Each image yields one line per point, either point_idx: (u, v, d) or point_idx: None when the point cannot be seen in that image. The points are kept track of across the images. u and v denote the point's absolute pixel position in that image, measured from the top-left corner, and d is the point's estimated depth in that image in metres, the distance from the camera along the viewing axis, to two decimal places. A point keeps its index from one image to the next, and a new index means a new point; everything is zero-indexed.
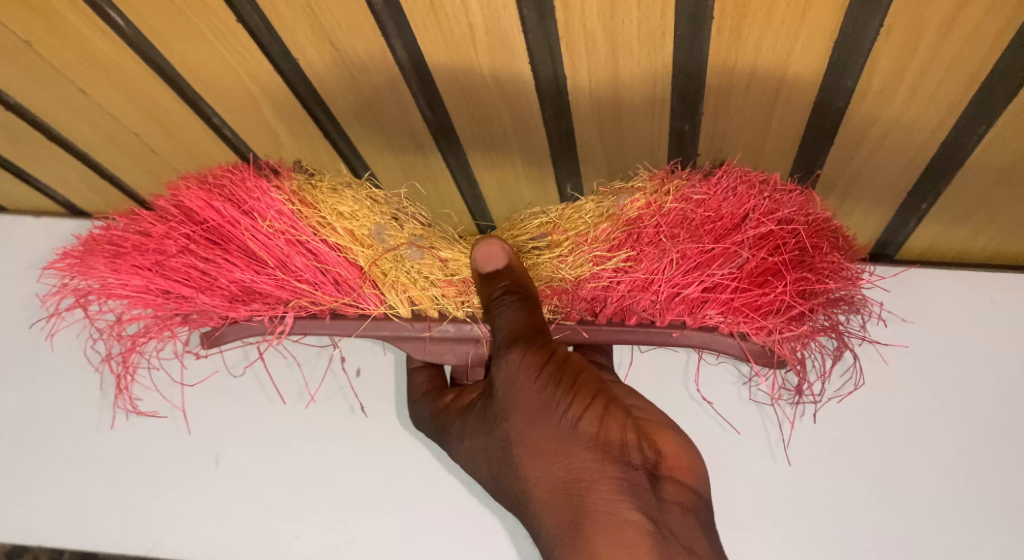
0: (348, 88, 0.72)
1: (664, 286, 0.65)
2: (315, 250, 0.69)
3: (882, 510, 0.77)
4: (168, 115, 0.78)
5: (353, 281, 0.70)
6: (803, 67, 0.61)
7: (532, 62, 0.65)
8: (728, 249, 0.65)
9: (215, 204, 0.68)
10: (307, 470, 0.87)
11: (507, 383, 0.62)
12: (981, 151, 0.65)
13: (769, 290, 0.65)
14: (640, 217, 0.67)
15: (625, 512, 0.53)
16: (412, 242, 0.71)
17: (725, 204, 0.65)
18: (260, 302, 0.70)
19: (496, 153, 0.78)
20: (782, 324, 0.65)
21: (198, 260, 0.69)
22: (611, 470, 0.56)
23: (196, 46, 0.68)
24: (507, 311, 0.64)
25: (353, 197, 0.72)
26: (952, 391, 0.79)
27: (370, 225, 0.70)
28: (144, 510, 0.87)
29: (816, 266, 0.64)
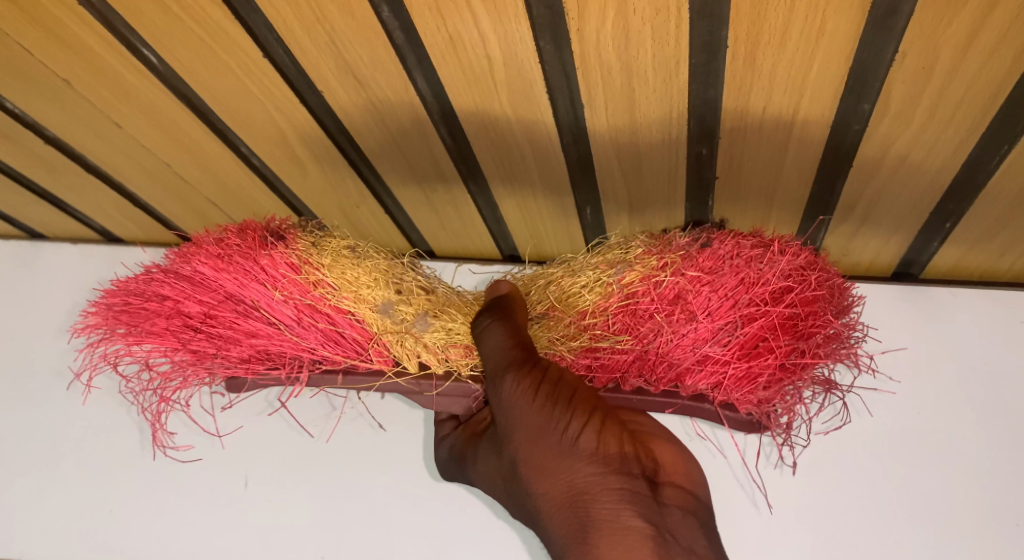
0: (371, 118, 0.76)
1: (657, 360, 0.74)
2: (327, 318, 0.79)
3: (906, 518, 0.84)
4: (197, 144, 0.85)
5: (364, 345, 0.79)
6: (819, 94, 0.62)
7: (551, 92, 0.68)
8: (714, 325, 0.72)
9: (227, 271, 0.78)
10: (375, 480, 0.98)
11: (509, 405, 0.68)
12: (1005, 170, 0.67)
13: (756, 362, 0.72)
14: (633, 293, 0.76)
15: (626, 518, 0.57)
16: (420, 313, 0.80)
17: (716, 277, 0.74)
18: (276, 362, 0.81)
19: (515, 176, 0.82)
20: (767, 394, 0.73)
21: (218, 324, 0.79)
22: (612, 480, 0.60)
23: (226, 82, 0.73)
24: (493, 331, 0.74)
25: (358, 269, 0.81)
26: (978, 408, 0.86)
27: (378, 299, 0.79)
28: (233, 519, 0.99)
29: (802, 328, 0.71)
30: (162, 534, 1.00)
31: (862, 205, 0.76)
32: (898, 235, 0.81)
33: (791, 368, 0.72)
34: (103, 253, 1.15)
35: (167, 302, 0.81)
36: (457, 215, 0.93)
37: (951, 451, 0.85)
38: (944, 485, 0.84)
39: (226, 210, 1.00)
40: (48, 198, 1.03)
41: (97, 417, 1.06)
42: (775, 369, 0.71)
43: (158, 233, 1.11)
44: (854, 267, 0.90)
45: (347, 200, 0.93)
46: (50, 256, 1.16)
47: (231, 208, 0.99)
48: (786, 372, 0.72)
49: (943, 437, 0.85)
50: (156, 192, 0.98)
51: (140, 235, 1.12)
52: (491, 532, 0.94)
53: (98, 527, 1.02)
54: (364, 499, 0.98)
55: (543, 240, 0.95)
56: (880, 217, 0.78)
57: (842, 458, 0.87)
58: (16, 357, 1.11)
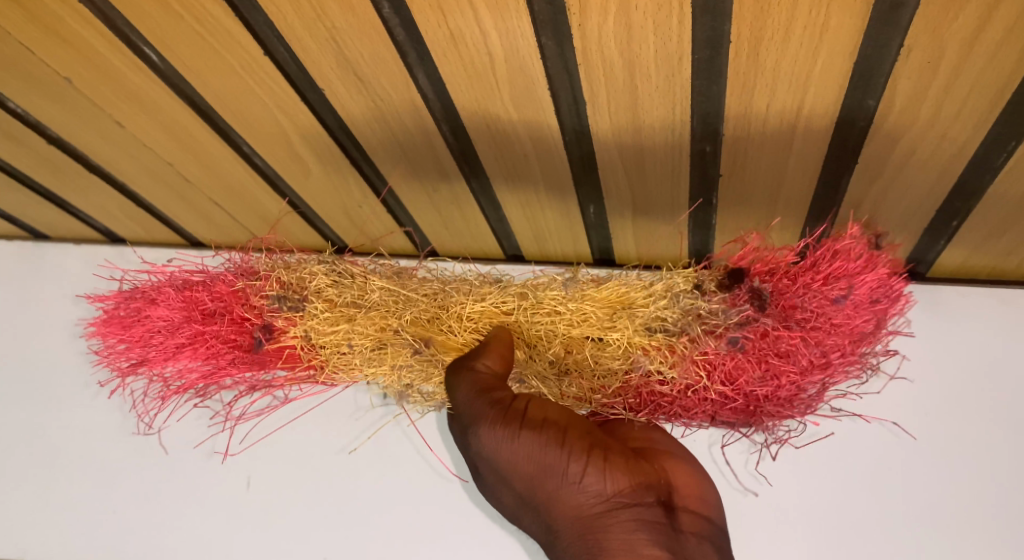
0: (373, 116, 0.76)
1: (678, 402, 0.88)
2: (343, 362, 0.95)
3: (914, 521, 0.83)
4: (200, 144, 0.85)
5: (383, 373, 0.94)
6: (824, 89, 0.61)
7: (553, 89, 0.68)
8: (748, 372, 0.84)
9: (247, 343, 0.97)
10: (379, 480, 0.98)
11: (500, 454, 0.67)
12: (1013, 166, 0.66)
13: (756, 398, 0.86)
14: (671, 347, 0.85)
15: (645, 548, 0.60)
16: (433, 358, 0.90)
17: (720, 345, 0.83)
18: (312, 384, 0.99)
19: (517, 176, 0.82)
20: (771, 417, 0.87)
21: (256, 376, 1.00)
22: (625, 512, 0.62)
23: (227, 80, 0.73)
24: (466, 391, 0.73)
25: (365, 337, 0.92)
26: (986, 409, 0.85)
27: (396, 362, 0.92)
28: (236, 519, 0.99)
29: (800, 368, 0.83)
30: (164, 535, 1.00)
31: (868, 202, 0.76)
32: (905, 233, 0.80)
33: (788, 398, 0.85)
34: (107, 254, 1.15)
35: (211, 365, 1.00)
36: (459, 215, 0.92)
37: (959, 451, 0.84)
38: (951, 488, 0.83)
39: (228, 210, 1.00)
40: (53, 199, 1.03)
41: (101, 417, 1.06)
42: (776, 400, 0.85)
43: (161, 234, 1.11)
44: None
45: (350, 200, 0.93)
46: (53, 256, 1.16)
47: (233, 208, 0.99)
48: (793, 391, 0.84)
49: (950, 437, 0.85)
50: (160, 193, 0.98)
51: (143, 235, 1.12)
52: (494, 533, 0.93)
53: (101, 528, 1.02)
54: (367, 500, 0.97)
55: (546, 239, 0.95)
56: (885, 216, 0.77)
57: (847, 460, 0.87)
58: (21, 357, 1.12)
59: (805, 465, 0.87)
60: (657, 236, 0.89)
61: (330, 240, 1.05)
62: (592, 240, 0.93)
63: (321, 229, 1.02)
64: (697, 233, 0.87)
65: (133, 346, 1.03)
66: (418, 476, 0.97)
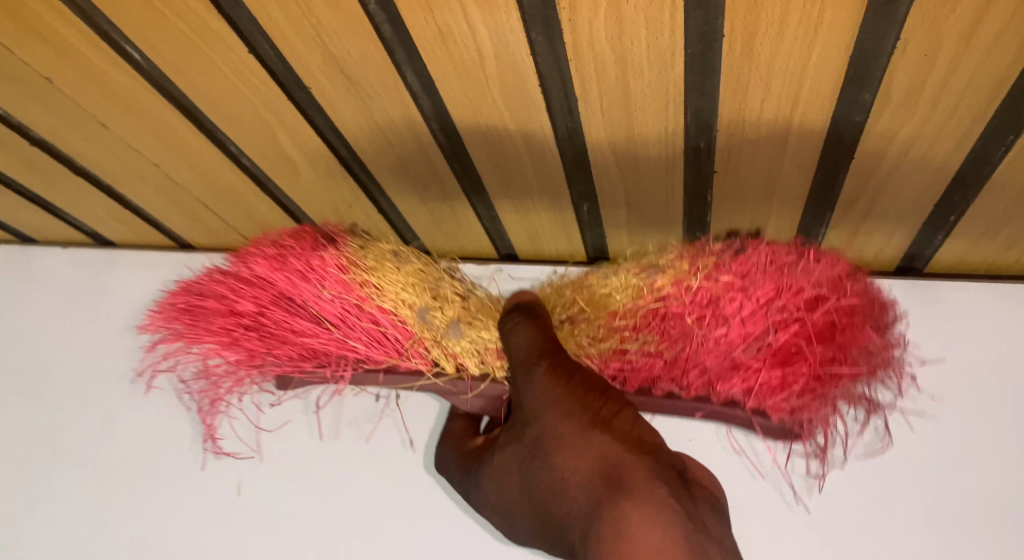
0: (362, 115, 0.75)
1: (691, 368, 0.74)
2: (371, 315, 0.78)
3: (914, 522, 0.82)
4: (187, 144, 0.84)
5: (402, 342, 0.78)
6: (819, 84, 0.60)
7: (544, 85, 0.66)
8: (742, 337, 0.72)
9: (280, 273, 0.79)
10: (374, 484, 0.97)
11: (537, 393, 0.66)
12: (1010, 160, 0.65)
13: (790, 375, 0.71)
14: (663, 296, 0.76)
15: (661, 492, 0.53)
16: (453, 321, 0.78)
17: (758, 286, 0.73)
18: (322, 362, 0.80)
19: (510, 174, 0.81)
20: (800, 403, 0.71)
21: (271, 317, 0.79)
22: (644, 458, 0.57)
23: (213, 80, 0.72)
24: (519, 333, 0.72)
25: (403, 279, 0.79)
26: (984, 406, 0.84)
27: (414, 305, 0.78)
28: (228, 527, 0.98)
29: (841, 345, 0.70)
30: (156, 543, 0.99)
31: (864, 198, 0.75)
32: (902, 229, 0.79)
33: (824, 381, 0.70)
34: (95, 257, 1.13)
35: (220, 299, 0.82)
36: (452, 214, 0.91)
37: (958, 448, 0.83)
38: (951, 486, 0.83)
39: (217, 212, 0.98)
40: (39, 202, 1.02)
41: (91, 422, 1.05)
42: (809, 379, 0.70)
43: (149, 236, 1.09)
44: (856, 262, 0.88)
45: (340, 200, 0.91)
46: (41, 259, 1.15)
47: (222, 209, 0.98)
48: (829, 382, 0.70)
49: (948, 434, 0.84)
50: (148, 195, 0.96)
51: (132, 238, 1.11)
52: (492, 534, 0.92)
53: (92, 537, 1.00)
54: (361, 505, 0.96)
55: (540, 237, 0.94)
56: (881, 212, 0.77)
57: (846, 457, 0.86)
58: (8, 363, 1.10)
59: (816, 474, 0.85)
60: (652, 235, 0.89)
61: None
62: (587, 238, 0.93)
63: None
64: (692, 231, 0.87)
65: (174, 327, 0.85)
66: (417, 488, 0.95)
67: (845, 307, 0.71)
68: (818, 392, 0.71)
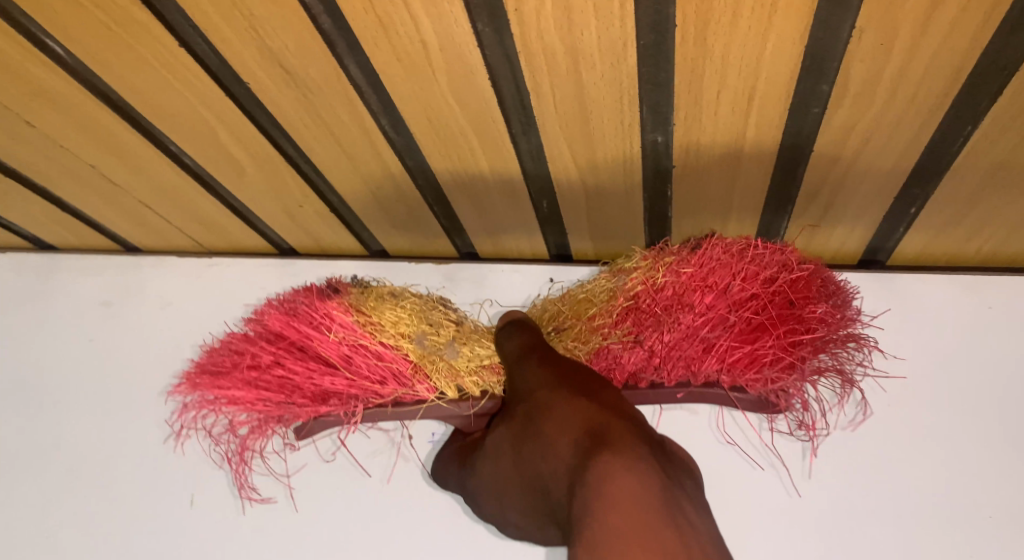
0: (305, 111, 0.70)
1: (670, 357, 0.75)
2: (376, 352, 0.80)
3: (877, 516, 0.82)
4: (123, 144, 0.79)
5: (407, 373, 0.80)
6: (775, 75, 0.58)
7: (493, 78, 0.63)
8: (714, 319, 0.74)
9: (291, 321, 0.80)
10: (332, 495, 0.92)
11: (535, 384, 0.68)
12: (970, 149, 0.63)
13: (759, 344, 0.73)
14: (634, 295, 0.79)
15: (640, 451, 0.52)
16: (450, 342, 0.82)
17: (711, 271, 0.76)
18: (336, 400, 0.80)
19: (464, 170, 0.77)
20: (775, 373, 0.74)
21: (285, 370, 0.79)
22: (625, 421, 0.57)
23: (144, 75, 0.67)
24: (511, 339, 0.79)
25: (402, 308, 0.83)
26: (947, 397, 0.84)
27: (413, 332, 0.81)
28: (180, 542, 0.94)
29: (803, 317, 0.73)
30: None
31: (825, 192, 0.73)
32: (864, 222, 0.78)
33: (793, 349, 0.73)
34: (37, 262, 1.08)
35: (238, 354, 0.82)
36: (408, 213, 0.88)
37: (923, 438, 0.83)
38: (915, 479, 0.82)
39: (162, 213, 0.93)
40: None
41: (38, 433, 1.01)
42: (777, 350, 0.73)
43: (92, 240, 1.04)
44: (820, 255, 0.87)
45: (290, 199, 0.87)
46: None
47: (167, 211, 0.93)
48: (795, 350, 0.73)
49: (913, 425, 0.84)
50: (86, 197, 0.91)
51: (74, 242, 1.05)
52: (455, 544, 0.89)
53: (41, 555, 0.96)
54: (318, 517, 0.92)
55: (500, 236, 0.91)
56: (843, 205, 0.75)
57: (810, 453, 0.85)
58: None
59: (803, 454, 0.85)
60: (614, 232, 0.86)
61: (275, 240, 0.99)
62: (548, 235, 0.90)
63: (264, 231, 0.97)
64: (655, 228, 0.85)
65: (199, 391, 0.83)
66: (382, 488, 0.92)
67: (807, 291, 0.75)
68: (789, 362, 0.73)
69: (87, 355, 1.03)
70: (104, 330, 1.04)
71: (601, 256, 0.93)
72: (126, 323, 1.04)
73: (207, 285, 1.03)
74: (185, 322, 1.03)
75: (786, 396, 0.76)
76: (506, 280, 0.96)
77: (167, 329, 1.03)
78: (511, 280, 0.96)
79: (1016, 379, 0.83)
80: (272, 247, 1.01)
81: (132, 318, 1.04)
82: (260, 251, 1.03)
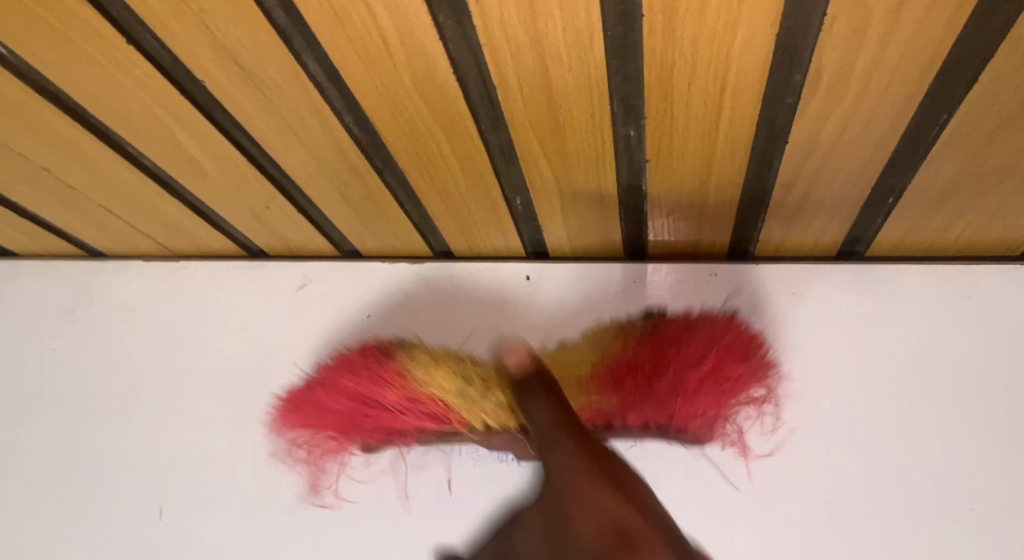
0: (264, 109, 0.68)
1: (619, 399, 0.82)
2: (420, 401, 0.83)
3: (864, 514, 0.80)
4: (76, 146, 0.75)
5: (444, 416, 0.83)
6: (746, 65, 0.56)
7: (458, 72, 0.61)
8: (682, 362, 0.80)
9: (347, 387, 0.85)
10: (304, 504, 0.90)
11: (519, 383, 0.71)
12: (945, 138, 0.62)
13: (698, 408, 0.80)
14: (605, 358, 0.84)
15: (621, 501, 0.61)
16: (464, 392, 0.82)
17: (683, 337, 0.82)
18: (373, 427, 0.86)
19: (433, 168, 0.75)
20: (703, 426, 0.82)
21: (342, 406, 0.86)
22: (610, 463, 0.65)
23: (91, 73, 0.64)
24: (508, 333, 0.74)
25: (445, 364, 0.85)
26: (929, 390, 0.82)
27: (452, 389, 0.82)
28: (149, 554, 0.91)
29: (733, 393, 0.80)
30: None
31: (801, 183, 0.72)
32: (841, 213, 0.77)
33: (735, 391, 0.81)
34: None
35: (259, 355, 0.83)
36: (378, 212, 0.85)
37: (905, 432, 0.82)
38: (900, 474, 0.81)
39: (124, 217, 0.90)
40: None
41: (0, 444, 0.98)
42: (714, 409, 0.80)
43: (53, 245, 1.00)
44: (799, 247, 0.86)
45: (255, 201, 0.84)
46: None
47: (129, 214, 0.90)
48: (727, 408, 0.81)
49: (896, 420, 0.82)
50: (43, 201, 0.88)
51: (36, 248, 1.02)
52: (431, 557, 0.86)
53: None
54: (290, 529, 0.89)
55: (474, 234, 0.89)
56: (819, 196, 0.74)
57: (796, 450, 0.83)
58: None
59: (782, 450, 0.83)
60: (589, 227, 0.85)
61: (243, 242, 0.97)
62: (523, 232, 0.88)
63: (232, 233, 0.94)
64: (630, 222, 0.83)
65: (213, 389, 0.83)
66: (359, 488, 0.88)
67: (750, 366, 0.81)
68: (716, 416, 0.81)
69: (51, 364, 1.00)
70: (68, 338, 1.01)
71: (577, 252, 0.92)
72: (92, 330, 1.01)
73: (175, 288, 1.01)
74: (154, 328, 1.00)
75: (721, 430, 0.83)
76: (481, 278, 0.95)
77: (134, 335, 1.00)
78: (487, 278, 0.95)
79: (999, 370, 0.82)
80: (242, 249, 0.99)
81: (97, 324, 1.01)
82: (229, 254, 1.00)
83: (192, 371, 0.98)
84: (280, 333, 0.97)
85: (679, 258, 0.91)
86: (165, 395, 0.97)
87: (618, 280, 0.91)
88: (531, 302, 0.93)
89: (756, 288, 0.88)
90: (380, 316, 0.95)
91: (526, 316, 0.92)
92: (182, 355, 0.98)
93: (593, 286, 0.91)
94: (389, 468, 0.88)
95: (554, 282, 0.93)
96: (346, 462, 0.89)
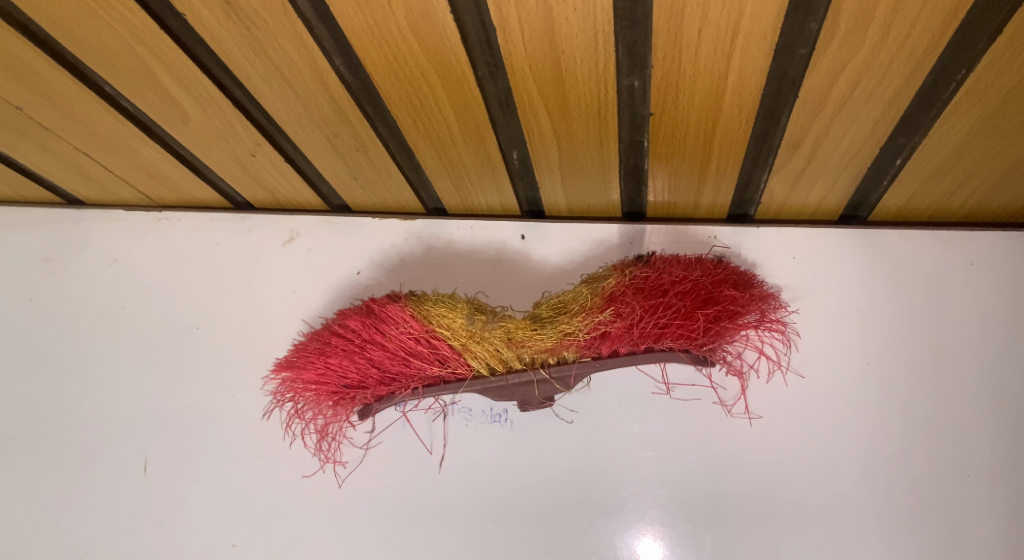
0: (250, 49, 0.64)
1: (626, 342, 0.75)
2: (430, 339, 0.77)
3: (855, 479, 0.80)
4: (51, 85, 0.72)
5: (459, 357, 0.77)
6: (761, 10, 0.53)
7: (455, 12, 0.58)
8: (686, 297, 0.75)
9: (345, 334, 0.79)
10: (292, 463, 0.88)
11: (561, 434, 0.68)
12: (961, 98, 0.60)
13: (716, 331, 0.75)
14: (609, 295, 0.77)
15: None
16: (494, 321, 0.77)
17: (695, 275, 0.77)
18: (384, 381, 0.79)
19: (428, 118, 0.72)
20: (719, 346, 0.77)
21: (341, 356, 0.78)
22: None
23: (64, 5, 0.60)
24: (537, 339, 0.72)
25: (455, 306, 0.78)
26: (926, 356, 0.82)
27: (464, 319, 0.77)
28: (133, 510, 0.90)
29: (755, 321, 0.78)
30: (56, 530, 0.91)
31: (809, 142, 0.69)
32: (848, 174, 0.75)
33: (751, 319, 0.77)
34: None
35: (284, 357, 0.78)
36: (369, 164, 0.82)
37: (899, 397, 0.82)
38: (892, 440, 0.81)
39: (104, 163, 0.87)
40: None
41: None
42: (736, 329, 0.76)
43: (31, 193, 0.97)
44: (801, 210, 0.84)
45: (240, 148, 0.81)
46: None
47: (110, 161, 0.86)
48: (742, 335, 0.79)
49: (891, 386, 0.82)
50: (19, 145, 0.84)
51: (11, 196, 0.98)
52: (416, 519, 0.85)
53: None
54: (276, 488, 0.88)
55: (468, 190, 0.86)
56: (826, 157, 0.72)
57: (790, 416, 0.82)
58: None
59: (775, 415, 0.83)
60: (587, 186, 0.82)
61: (228, 193, 0.93)
62: (518, 190, 0.86)
63: (217, 183, 0.91)
64: (629, 181, 0.81)
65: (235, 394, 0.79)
66: (351, 444, 0.87)
67: (769, 305, 0.80)
68: (733, 337, 0.77)
69: (30, 316, 0.97)
70: (48, 290, 0.98)
71: (572, 212, 0.90)
72: (73, 282, 0.98)
73: (159, 241, 0.98)
74: (137, 281, 0.97)
75: (727, 359, 0.81)
76: (475, 237, 0.92)
77: (117, 287, 0.97)
78: (480, 237, 0.92)
79: (995, 336, 0.81)
80: (227, 201, 0.96)
81: (79, 277, 0.98)
82: (214, 206, 0.97)
83: (176, 326, 0.95)
84: (267, 289, 0.95)
85: (678, 221, 0.88)
86: (149, 350, 0.95)
87: (615, 243, 0.89)
88: (526, 262, 0.91)
89: (752, 251, 0.87)
90: (372, 272, 0.93)
91: (520, 277, 0.90)
92: (166, 310, 0.96)
93: (589, 247, 0.90)
94: (385, 428, 0.87)
95: (550, 243, 0.91)
96: (345, 433, 0.87)
